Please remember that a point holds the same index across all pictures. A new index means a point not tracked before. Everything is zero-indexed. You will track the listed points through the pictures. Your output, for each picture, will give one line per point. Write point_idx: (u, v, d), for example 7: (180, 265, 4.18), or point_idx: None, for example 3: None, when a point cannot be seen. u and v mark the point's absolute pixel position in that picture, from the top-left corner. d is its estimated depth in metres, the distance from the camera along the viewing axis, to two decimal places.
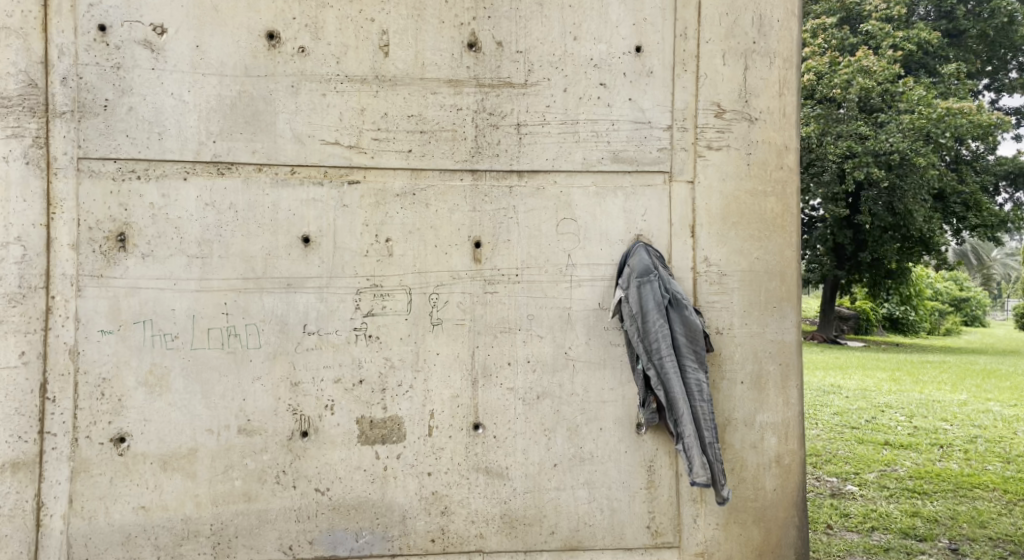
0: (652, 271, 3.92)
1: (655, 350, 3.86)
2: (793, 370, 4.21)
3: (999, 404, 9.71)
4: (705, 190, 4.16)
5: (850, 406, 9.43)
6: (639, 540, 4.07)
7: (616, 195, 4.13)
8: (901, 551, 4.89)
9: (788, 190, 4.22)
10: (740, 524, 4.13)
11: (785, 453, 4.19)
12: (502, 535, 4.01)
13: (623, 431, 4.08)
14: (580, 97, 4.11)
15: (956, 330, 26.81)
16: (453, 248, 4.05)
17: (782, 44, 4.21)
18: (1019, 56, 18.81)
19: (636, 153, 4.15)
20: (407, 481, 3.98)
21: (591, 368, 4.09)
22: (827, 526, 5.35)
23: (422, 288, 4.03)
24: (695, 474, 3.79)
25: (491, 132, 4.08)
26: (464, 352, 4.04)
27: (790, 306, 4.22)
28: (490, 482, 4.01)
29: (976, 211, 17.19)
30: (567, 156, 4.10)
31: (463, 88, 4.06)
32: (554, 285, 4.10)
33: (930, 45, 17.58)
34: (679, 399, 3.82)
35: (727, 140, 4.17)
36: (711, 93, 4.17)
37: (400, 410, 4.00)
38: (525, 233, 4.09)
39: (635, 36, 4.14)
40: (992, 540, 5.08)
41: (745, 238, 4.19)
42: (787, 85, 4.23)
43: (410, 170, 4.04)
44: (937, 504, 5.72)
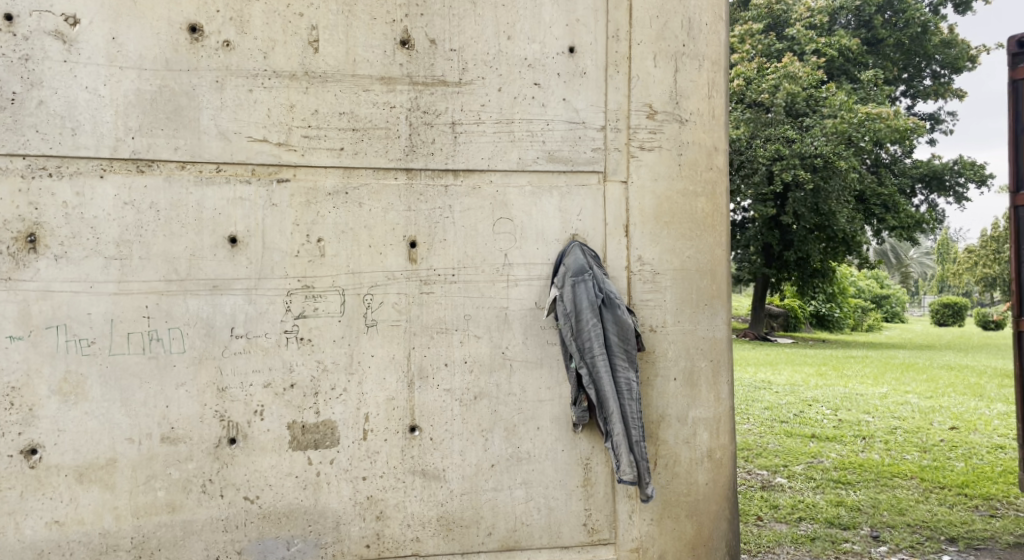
0: (586, 270, 3.94)
1: (588, 349, 3.86)
2: (722, 368, 4.32)
3: (917, 396, 10.22)
4: (638, 190, 4.23)
5: (780, 401, 9.75)
6: (575, 538, 4.09)
7: (552, 195, 4.15)
8: (826, 540, 5.07)
9: (717, 190, 4.34)
10: (674, 519, 4.20)
11: (716, 448, 4.30)
12: (439, 538, 3.97)
13: (560, 430, 4.10)
14: (514, 96, 4.11)
15: (877, 326, 28.17)
16: (387, 247, 3.98)
17: (710, 48, 4.31)
18: (932, 65, 19.86)
19: (571, 153, 4.17)
20: (340, 486, 3.88)
21: (528, 367, 4.09)
22: (757, 517, 5.52)
23: (356, 289, 3.95)
24: (623, 472, 3.79)
25: (425, 131, 4.04)
26: (400, 354, 3.98)
27: (720, 304, 4.34)
28: (426, 485, 3.97)
29: (895, 213, 18.02)
30: (502, 155, 4.10)
31: (396, 86, 4.00)
32: (491, 285, 4.09)
33: (851, 52, 18.35)
34: (609, 397, 3.82)
35: (658, 140, 4.25)
36: (643, 94, 4.23)
37: (333, 414, 3.90)
38: (461, 232, 4.06)
39: (567, 36, 4.16)
40: (909, 527, 5.30)
41: (677, 237, 4.27)
42: (716, 87, 4.35)
43: (342, 168, 3.96)
44: (860, 493, 5.98)
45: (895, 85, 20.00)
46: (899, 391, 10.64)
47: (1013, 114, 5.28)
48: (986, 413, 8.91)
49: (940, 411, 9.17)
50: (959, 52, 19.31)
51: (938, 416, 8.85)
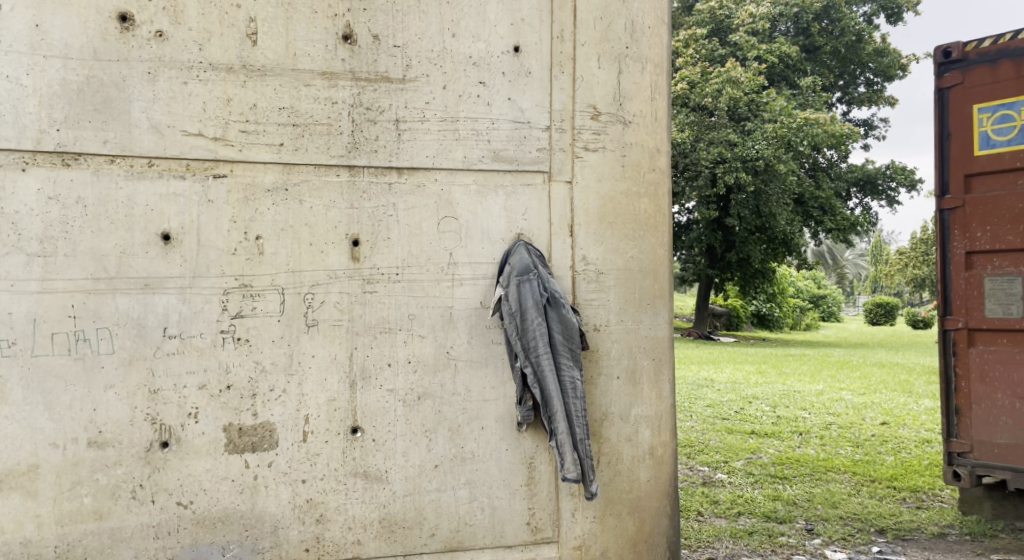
0: (531, 270, 3.95)
1: (532, 348, 3.86)
2: (664, 366, 4.40)
3: (850, 392, 10.60)
4: (583, 190, 4.26)
5: (722, 398, 9.99)
6: (518, 537, 4.10)
7: (497, 194, 4.14)
8: (763, 534, 5.21)
9: (659, 191, 4.41)
10: (616, 516, 4.24)
11: (658, 445, 4.37)
12: (381, 541, 3.91)
13: (504, 429, 4.09)
14: (459, 94, 4.09)
15: (815, 325, 29.11)
16: (329, 246, 3.91)
17: (652, 50, 4.38)
18: (865, 73, 20.61)
19: (515, 152, 4.18)
20: (278, 490, 3.80)
21: (472, 367, 4.08)
22: (698, 513, 5.64)
23: (296, 288, 3.87)
24: (566, 470, 3.79)
25: (368, 127, 3.98)
26: (341, 354, 3.92)
27: (662, 303, 4.41)
28: (368, 487, 3.91)
29: (831, 215, 18.63)
30: (446, 154, 4.07)
31: (338, 81, 3.93)
32: (435, 284, 4.06)
33: (790, 58, 18.90)
34: (553, 396, 3.83)
35: (602, 141, 4.29)
36: (587, 95, 4.27)
37: (271, 416, 3.81)
38: (405, 231, 4.02)
39: (512, 35, 4.16)
40: (842, 519, 5.48)
41: (620, 237, 4.32)
42: (658, 89, 4.41)
43: (281, 164, 3.87)
44: (796, 488, 6.17)
45: (831, 92, 20.70)
46: (834, 388, 11.01)
47: (938, 122, 5.53)
48: (915, 409, 9.29)
49: (872, 406, 9.52)
50: (891, 61, 20.09)
51: (869, 412, 9.19)
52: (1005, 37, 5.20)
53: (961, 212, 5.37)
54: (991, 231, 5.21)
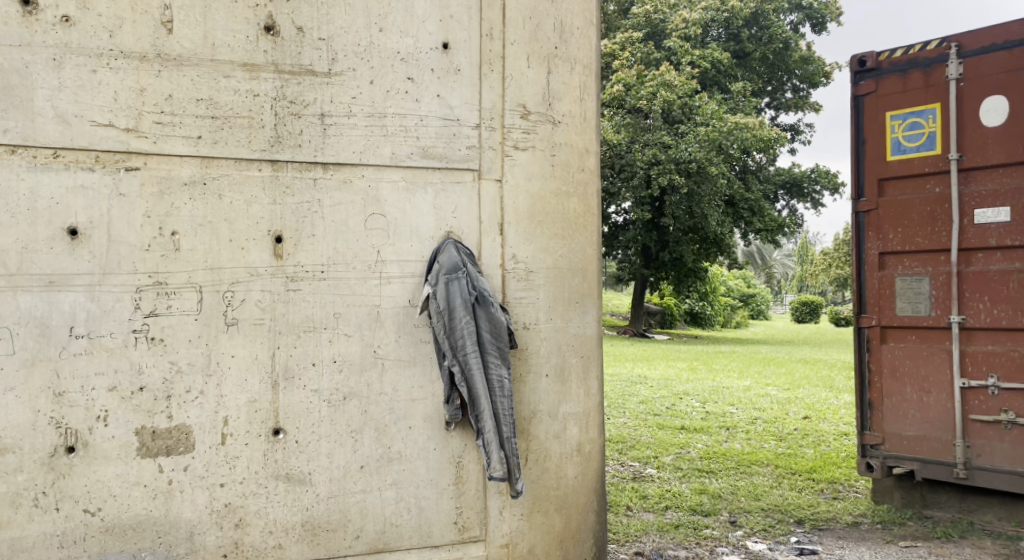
0: (460, 268, 3.92)
1: (460, 347, 3.84)
2: (592, 364, 4.46)
3: (775, 388, 10.97)
4: (512, 188, 4.26)
5: (654, 395, 10.19)
6: (445, 537, 4.07)
7: (425, 191, 4.11)
8: (688, 527, 5.33)
9: (588, 191, 4.46)
10: (543, 513, 4.26)
11: (585, 442, 4.42)
12: (303, 544, 3.83)
13: (432, 428, 4.06)
14: (386, 90, 4.03)
15: (745, 323, 30.02)
16: (250, 242, 3.80)
17: (581, 51, 4.43)
18: (792, 79, 21.37)
19: (444, 150, 4.15)
20: (194, 495, 3.67)
21: (400, 367, 4.03)
22: (627, 508, 5.73)
23: (215, 285, 3.74)
24: (492, 469, 3.78)
25: (291, 121, 3.88)
26: (263, 354, 3.81)
27: (591, 302, 4.47)
28: (290, 490, 3.82)
29: (760, 216, 19.26)
30: (373, 150, 4.01)
31: (260, 74, 3.82)
32: (362, 282, 3.99)
33: (721, 64, 19.42)
34: (481, 395, 3.81)
35: (532, 141, 4.30)
36: (517, 94, 4.27)
37: (187, 418, 3.68)
38: (331, 228, 3.94)
39: (441, 32, 4.13)
40: (763, 511, 5.66)
41: (550, 236, 4.35)
42: (587, 90, 4.47)
43: (199, 158, 3.73)
44: (721, 481, 6.34)
45: (760, 97, 21.39)
46: (760, 383, 11.38)
47: (855, 128, 5.76)
48: (834, 403, 9.68)
49: (796, 401, 9.88)
50: (815, 69, 20.90)
51: (793, 407, 9.52)
52: (915, 48, 5.44)
53: (875, 215, 5.61)
54: (902, 233, 5.46)
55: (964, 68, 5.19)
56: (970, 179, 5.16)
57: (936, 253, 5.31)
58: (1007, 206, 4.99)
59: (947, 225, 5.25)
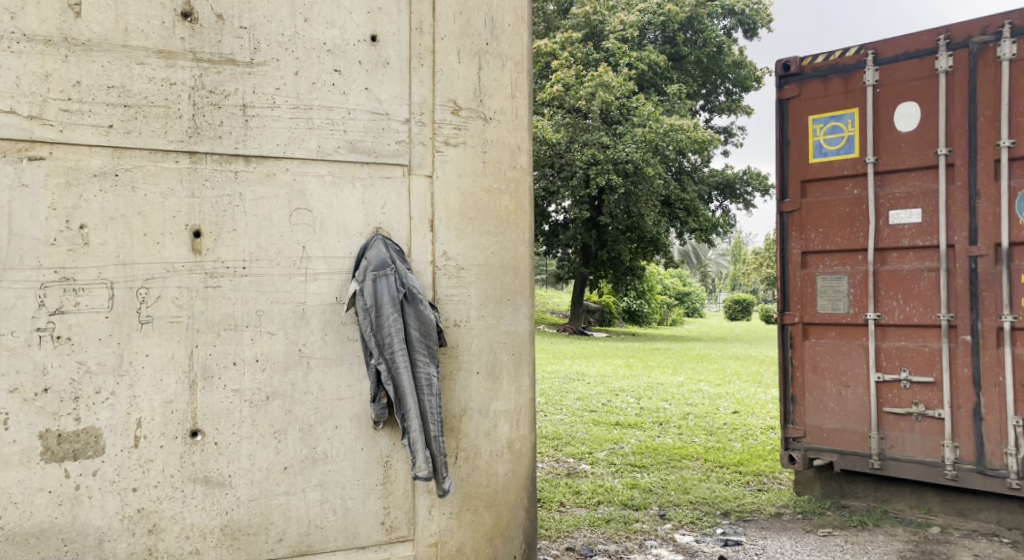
0: (388, 264, 3.86)
1: (387, 345, 3.78)
2: (524, 360, 4.50)
3: (707, 383, 11.25)
4: (443, 184, 4.22)
5: (590, 391, 10.31)
6: (372, 538, 4.01)
7: (353, 186, 4.03)
8: (619, 521, 5.40)
9: (520, 188, 4.52)
10: (473, 511, 4.24)
11: (516, 438, 4.44)
12: (222, 549, 3.71)
13: (359, 428, 3.99)
14: (312, 81, 3.94)
15: (680, 321, 30.67)
16: (167, 237, 3.65)
17: (511, 48, 4.44)
18: (725, 83, 21.95)
19: (373, 144, 4.07)
20: (104, 500, 3.51)
21: (326, 365, 3.95)
22: (560, 504, 5.77)
23: (127, 281, 3.58)
24: (417, 469, 3.73)
25: (210, 112, 3.74)
26: (180, 353, 3.67)
27: (522, 299, 4.52)
28: (208, 493, 3.69)
29: (694, 216, 19.74)
30: (299, 143, 3.91)
31: (176, 61, 3.68)
32: (286, 279, 3.89)
33: (658, 66, 19.79)
34: (407, 393, 3.76)
35: (463, 137, 4.27)
36: (447, 89, 4.23)
37: (96, 421, 3.51)
38: (253, 223, 3.82)
39: (369, 24, 4.06)
40: (691, 504, 5.78)
41: (481, 233, 4.33)
42: (518, 88, 4.49)
43: (110, 148, 3.57)
44: (652, 475, 6.45)
45: (695, 99, 21.89)
46: (693, 379, 11.64)
47: (779, 131, 5.94)
48: (762, 398, 9.99)
49: (726, 396, 10.15)
50: (747, 73, 21.51)
51: (723, 402, 9.77)
52: (835, 54, 5.63)
53: (798, 215, 5.80)
54: (823, 233, 5.66)
55: (880, 75, 5.40)
56: (885, 181, 5.37)
57: (854, 253, 5.52)
58: (919, 208, 5.21)
59: (865, 225, 5.45)
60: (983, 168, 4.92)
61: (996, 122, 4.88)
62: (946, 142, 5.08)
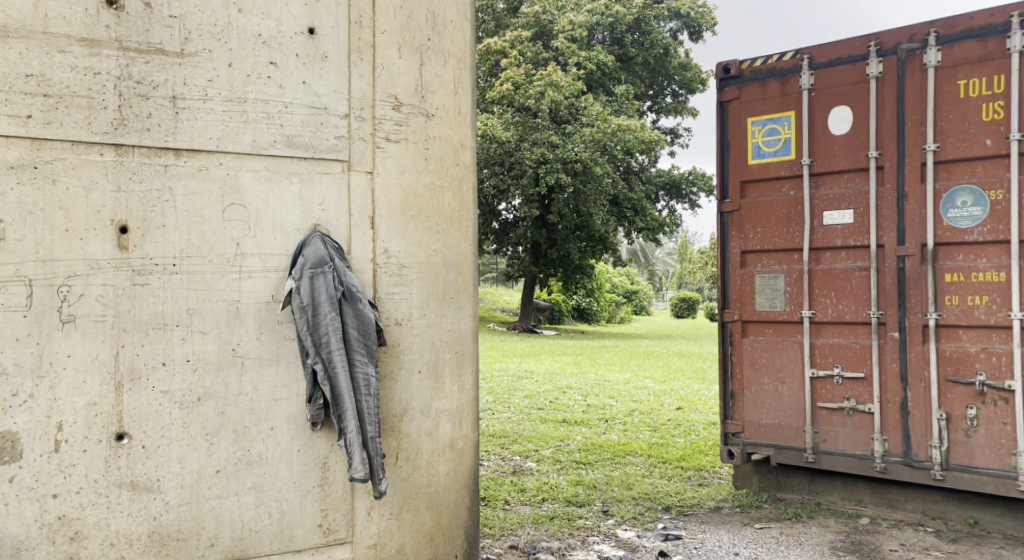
0: (326, 262, 3.78)
1: (324, 344, 3.71)
2: (467, 359, 4.48)
3: (652, 380, 11.42)
4: (384, 181, 4.15)
5: (538, 389, 10.35)
6: (308, 541, 3.93)
7: (290, 181, 3.94)
8: (563, 518, 5.42)
9: (463, 186, 4.49)
10: (413, 511, 4.19)
11: (458, 438, 4.42)
12: (150, 556, 3.59)
13: (295, 429, 3.91)
14: (247, 74, 3.83)
15: (629, 318, 31.07)
16: (91, 233, 3.51)
17: (453, 45, 4.41)
18: (672, 85, 22.32)
19: (311, 139, 3.99)
20: (22, 508, 3.35)
21: (261, 365, 3.85)
22: (505, 502, 5.76)
23: (48, 279, 3.43)
24: (354, 470, 3.68)
25: (138, 103, 3.61)
26: (104, 353, 3.53)
27: (465, 297, 4.49)
28: (135, 499, 3.56)
29: (642, 216, 20.01)
30: (233, 136, 3.80)
31: (101, 50, 3.54)
32: (219, 276, 3.77)
33: (606, 67, 19.99)
34: (344, 394, 3.70)
35: (404, 133, 4.22)
36: (388, 84, 4.17)
37: (13, 425, 3.36)
38: (184, 218, 3.70)
39: (306, 16, 3.97)
40: (634, 500, 5.85)
41: (423, 231, 4.28)
42: (460, 84, 4.46)
43: (28, 139, 3.41)
44: (597, 472, 6.51)
45: (643, 100, 22.20)
46: (639, 376, 11.80)
47: (720, 133, 6.06)
48: (705, 394, 10.19)
49: (671, 393, 10.31)
50: (693, 76, 21.91)
51: (668, 398, 9.93)
52: (773, 58, 5.76)
53: (737, 215, 5.92)
54: (761, 233, 5.79)
55: (815, 79, 5.55)
56: (820, 183, 5.52)
57: (790, 252, 5.66)
58: (851, 209, 5.37)
59: (800, 226, 5.60)
60: (911, 171, 5.09)
61: (922, 126, 5.05)
62: (876, 145, 5.24)
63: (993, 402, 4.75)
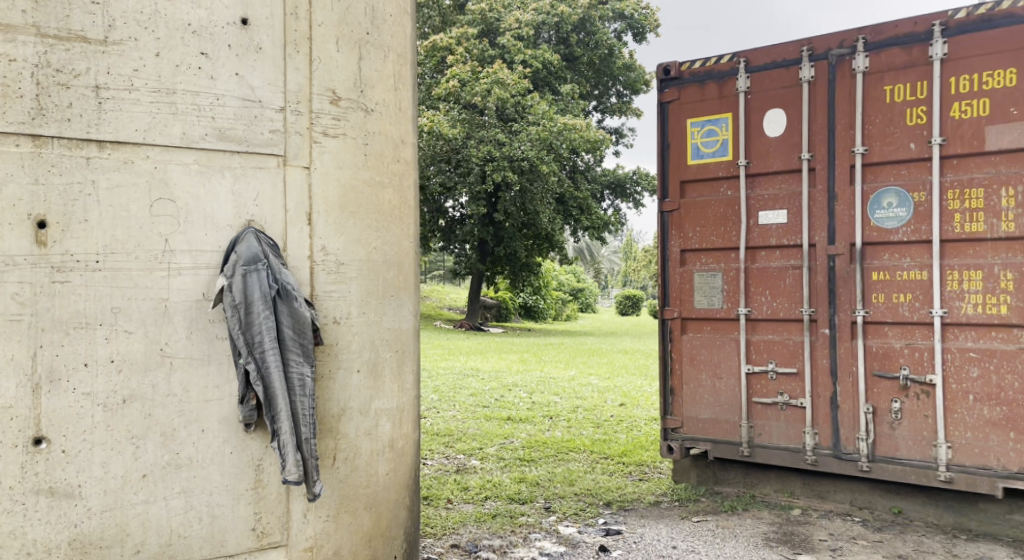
0: (260, 259, 3.68)
1: (257, 344, 3.61)
2: (407, 357, 4.45)
3: (596, 377, 11.54)
4: (321, 176, 4.07)
5: (484, 387, 10.34)
6: (241, 545, 3.82)
7: (222, 175, 3.81)
8: (505, 516, 5.42)
9: (403, 183, 4.45)
10: (351, 512, 4.13)
11: (398, 437, 4.38)
12: None
13: (228, 431, 3.79)
14: (176, 64, 3.70)
15: (575, 316, 31.35)
16: (6, 227, 3.36)
17: (394, 39, 4.36)
18: (617, 85, 22.59)
19: (245, 132, 3.87)
20: None
21: (192, 365, 3.72)
22: (447, 501, 5.73)
23: None
24: (287, 472, 3.60)
25: (57, 92, 3.47)
26: (20, 354, 3.38)
27: (406, 295, 4.47)
28: (54, 505, 3.42)
29: (588, 214, 20.22)
30: (161, 128, 3.66)
31: (16, 36, 3.39)
32: (146, 274, 3.64)
33: (552, 66, 20.11)
34: (278, 395, 3.61)
35: (342, 127, 4.14)
36: (325, 78, 4.09)
37: None
38: (108, 213, 3.55)
39: (239, 6, 3.85)
40: (576, 496, 5.89)
41: (362, 227, 4.21)
42: (400, 80, 4.42)
43: None
44: (540, 469, 6.54)
45: (588, 100, 22.41)
46: (584, 373, 11.92)
47: (661, 133, 6.15)
48: (648, 390, 10.35)
49: (615, 389, 10.44)
50: (637, 77, 22.22)
51: (611, 394, 10.05)
52: (711, 60, 5.87)
53: (677, 215, 6.02)
54: (699, 232, 5.90)
55: (751, 82, 5.68)
56: (756, 183, 5.65)
57: (727, 251, 5.78)
58: (785, 209, 5.51)
59: (737, 225, 5.72)
60: (841, 172, 5.26)
61: (852, 129, 5.23)
62: (809, 147, 5.40)
63: (916, 396, 4.95)
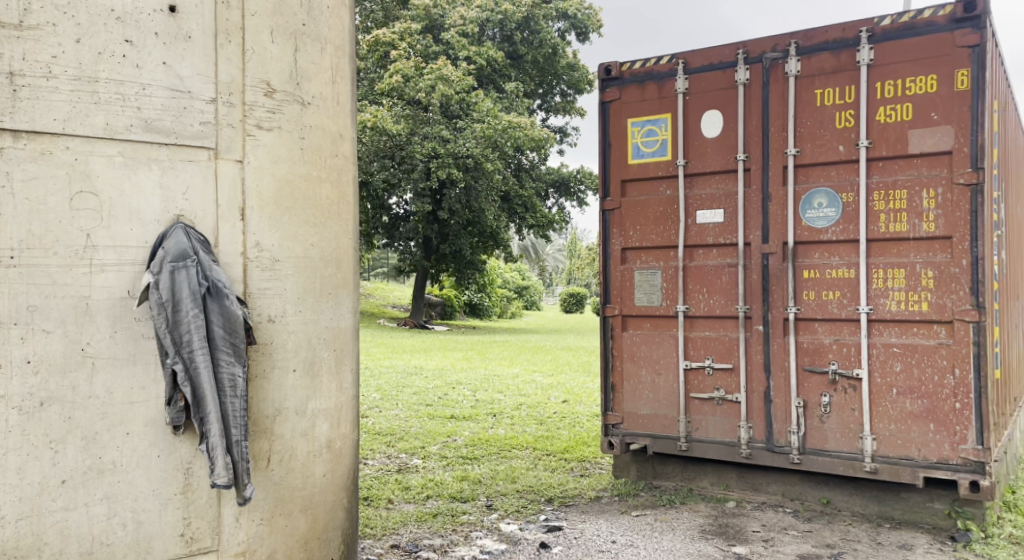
0: (189, 255, 3.55)
1: (185, 343, 3.48)
2: (345, 355, 4.41)
3: (540, 374, 11.60)
4: (255, 171, 3.95)
5: (427, 385, 10.26)
6: (168, 552, 3.68)
7: (149, 168, 3.66)
8: (446, 515, 5.38)
9: (342, 177, 4.42)
10: (286, 515, 4.03)
11: (336, 438, 4.31)
12: None
13: (155, 434, 3.65)
14: (98, 51, 3.54)
15: (520, 313, 31.47)
16: None
17: (332, 31, 4.30)
18: (561, 84, 22.73)
19: (173, 124, 3.71)
20: None
21: (115, 366, 3.57)
22: (388, 501, 5.66)
23: None
24: (216, 475, 3.48)
25: None
26: None
27: (344, 293, 4.42)
28: None
29: (532, 213, 20.39)
30: (82, 118, 3.49)
31: None
32: (66, 271, 3.47)
33: (496, 63, 20.09)
34: (207, 396, 3.49)
35: (277, 121, 4.03)
36: (259, 69, 3.97)
37: None
38: (24, 207, 3.39)
39: None
40: (517, 493, 5.89)
41: (298, 223, 4.12)
42: (338, 72, 4.37)
43: None
44: (483, 467, 6.52)
45: (532, 98, 22.49)
46: (528, 370, 11.96)
47: (602, 133, 6.20)
48: (590, 387, 10.45)
49: (558, 386, 10.51)
50: (581, 76, 22.38)
51: (555, 391, 10.11)
52: (651, 61, 5.94)
53: (618, 214, 6.09)
54: (639, 230, 5.98)
55: (689, 84, 5.77)
56: (694, 183, 5.75)
57: (666, 250, 5.87)
58: (721, 209, 5.63)
59: (675, 224, 5.81)
60: (774, 173, 5.40)
61: (784, 131, 5.37)
62: (744, 148, 5.52)
63: (845, 390, 5.12)
